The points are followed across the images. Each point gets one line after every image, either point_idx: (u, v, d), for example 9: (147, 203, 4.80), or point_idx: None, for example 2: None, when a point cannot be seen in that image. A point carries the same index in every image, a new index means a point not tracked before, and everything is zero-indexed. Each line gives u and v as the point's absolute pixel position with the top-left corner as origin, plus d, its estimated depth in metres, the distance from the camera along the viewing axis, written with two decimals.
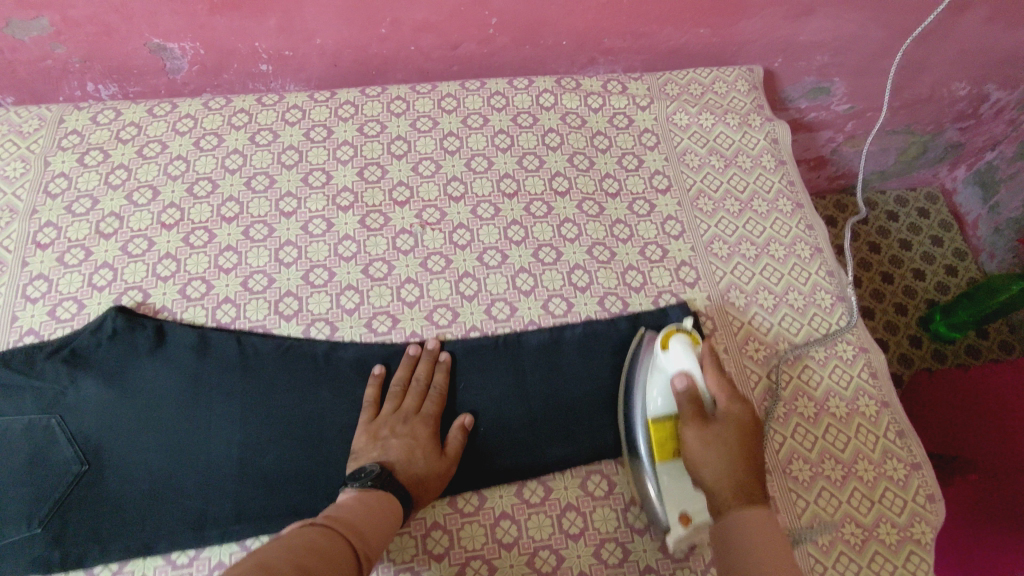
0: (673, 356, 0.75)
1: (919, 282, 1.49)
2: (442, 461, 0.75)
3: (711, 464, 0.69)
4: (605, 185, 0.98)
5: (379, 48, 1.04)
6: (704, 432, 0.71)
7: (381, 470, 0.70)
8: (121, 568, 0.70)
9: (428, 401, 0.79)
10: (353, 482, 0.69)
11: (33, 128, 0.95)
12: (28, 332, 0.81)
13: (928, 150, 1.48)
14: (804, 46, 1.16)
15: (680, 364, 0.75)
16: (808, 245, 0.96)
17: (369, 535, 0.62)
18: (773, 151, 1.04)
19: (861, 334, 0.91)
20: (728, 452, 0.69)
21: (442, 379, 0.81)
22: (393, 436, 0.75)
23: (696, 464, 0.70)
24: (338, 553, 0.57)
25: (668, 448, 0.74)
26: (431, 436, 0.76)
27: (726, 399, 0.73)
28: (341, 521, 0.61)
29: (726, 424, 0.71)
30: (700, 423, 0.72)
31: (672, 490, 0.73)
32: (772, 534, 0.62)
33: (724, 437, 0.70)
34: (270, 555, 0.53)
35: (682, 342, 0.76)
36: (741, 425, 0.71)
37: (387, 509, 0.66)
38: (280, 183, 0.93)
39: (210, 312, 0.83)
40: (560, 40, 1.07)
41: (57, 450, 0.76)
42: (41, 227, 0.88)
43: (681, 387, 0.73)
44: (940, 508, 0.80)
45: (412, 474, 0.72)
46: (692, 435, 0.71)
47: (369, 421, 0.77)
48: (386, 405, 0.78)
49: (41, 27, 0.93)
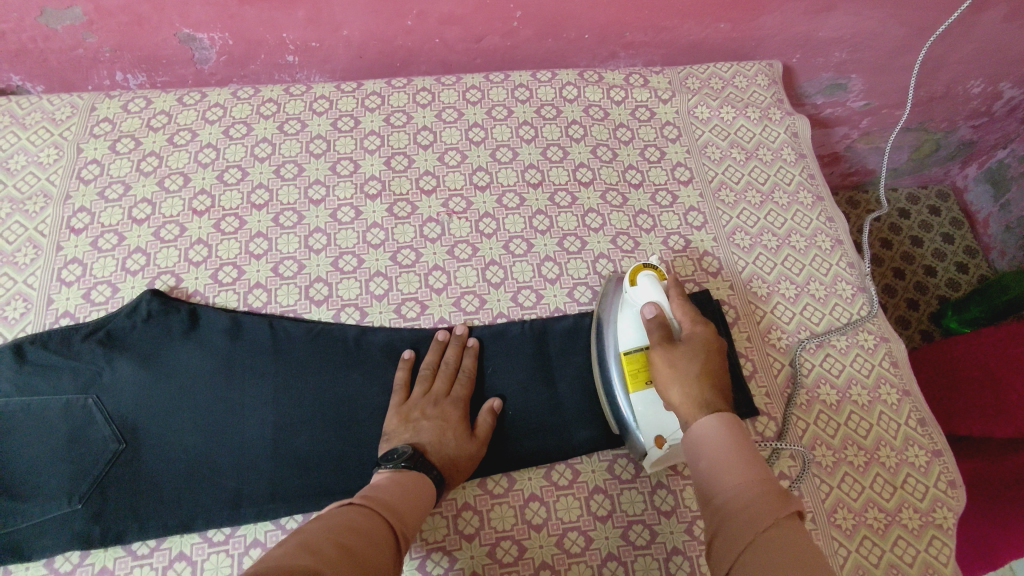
0: (641, 289, 0.77)
1: (930, 278, 1.50)
2: (471, 442, 0.76)
3: (678, 382, 0.67)
4: (628, 176, 0.99)
5: (404, 40, 1.06)
6: (670, 355, 0.69)
7: (412, 452, 0.71)
8: (158, 544, 0.71)
9: (458, 384, 0.80)
10: (386, 464, 0.70)
11: (66, 115, 0.96)
12: (63, 314, 0.82)
13: (940, 147, 1.49)
14: (823, 42, 1.17)
15: (647, 295, 0.76)
16: (828, 237, 0.98)
17: (403, 512, 0.62)
18: (794, 144, 1.05)
19: (882, 324, 0.92)
20: (694, 371, 0.67)
21: (470, 363, 0.82)
22: (424, 417, 0.76)
23: (664, 384, 0.68)
24: (377, 531, 0.57)
25: (639, 376, 0.75)
26: (462, 419, 0.77)
27: (691, 322, 0.73)
28: (376, 499, 0.61)
29: (692, 344, 0.70)
30: (667, 345, 0.70)
31: (647, 416, 0.73)
32: (740, 437, 0.61)
33: (689, 356, 0.69)
34: (308, 532, 0.53)
35: (649, 277, 0.78)
36: (705, 345, 0.70)
37: (419, 489, 0.67)
38: (309, 172, 0.94)
39: (241, 296, 0.85)
40: (582, 34, 1.09)
41: (96, 429, 0.77)
42: (74, 212, 0.89)
43: (650, 314, 0.73)
44: (961, 494, 0.81)
45: (443, 456, 0.73)
46: (659, 358, 0.69)
47: (399, 404, 0.78)
48: (416, 388, 0.79)
49: (74, 16, 0.95)
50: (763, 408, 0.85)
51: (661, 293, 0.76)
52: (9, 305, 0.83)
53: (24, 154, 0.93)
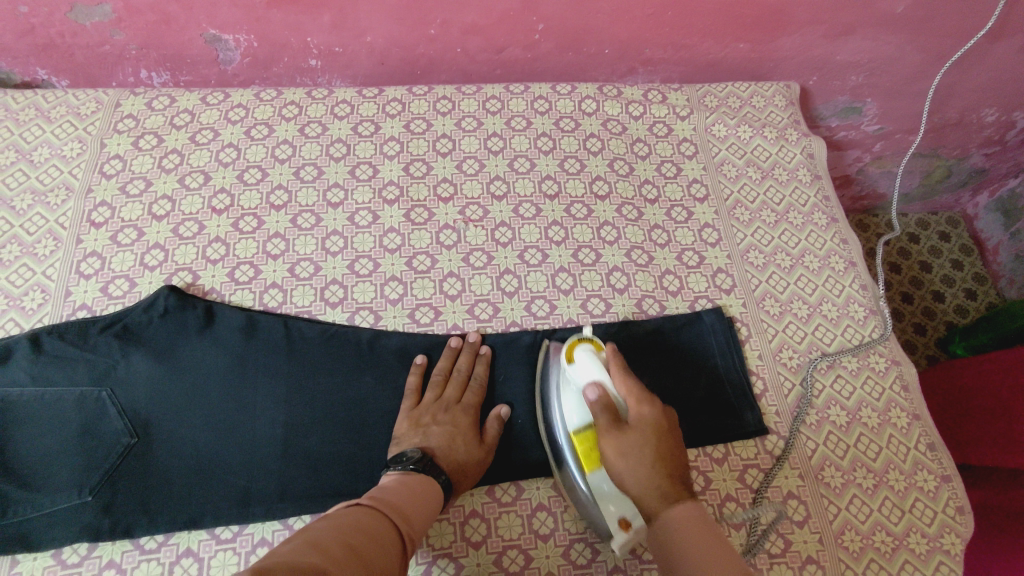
0: (580, 367, 0.74)
1: (939, 304, 1.50)
2: (479, 449, 0.76)
3: (634, 477, 0.64)
4: (644, 191, 1.00)
5: (426, 48, 1.07)
6: (620, 443, 0.66)
7: (422, 455, 0.71)
8: (166, 539, 0.72)
9: (469, 392, 0.80)
10: (396, 466, 0.70)
11: (91, 110, 0.97)
12: (81, 306, 0.83)
13: (952, 174, 1.50)
14: (840, 65, 1.18)
15: (588, 375, 0.73)
16: (842, 259, 0.98)
17: (409, 514, 0.62)
18: (809, 165, 1.06)
19: (893, 347, 0.93)
20: (646, 458, 0.64)
21: (482, 371, 0.82)
22: (434, 422, 0.77)
23: (621, 477, 0.65)
24: (383, 533, 0.57)
25: (593, 457, 0.71)
26: (472, 426, 0.78)
27: (637, 400, 0.69)
28: (384, 501, 0.61)
29: (640, 430, 0.66)
30: (616, 435, 0.66)
31: (609, 497, 0.70)
32: (702, 526, 0.59)
33: (640, 444, 0.65)
34: (315, 530, 0.53)
35: (586, 352, 0.75)
36: (655, 427, 0.67)
37: (427, 493, 0.67)
38: (328, 175, 0.95)
39: (257, 296, 0.85)
40: (602, 49, 1.10)
41: (108, 421, 0.77)
42: (95, 206, 0.90)
43: (594, 397, 0.69)
44: (969, 521, 0.80)
45: (453, 461, 0.73)
46: (610, 449, 0.66)
47: (410, 409, 0.78)
48: (428, 393, 0.80)
49: (104, 13, 0.96)
50: (773, 427, 0.85)
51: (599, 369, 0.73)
52: (28, 295, 0.83)
53: (48, 147, 0.94)
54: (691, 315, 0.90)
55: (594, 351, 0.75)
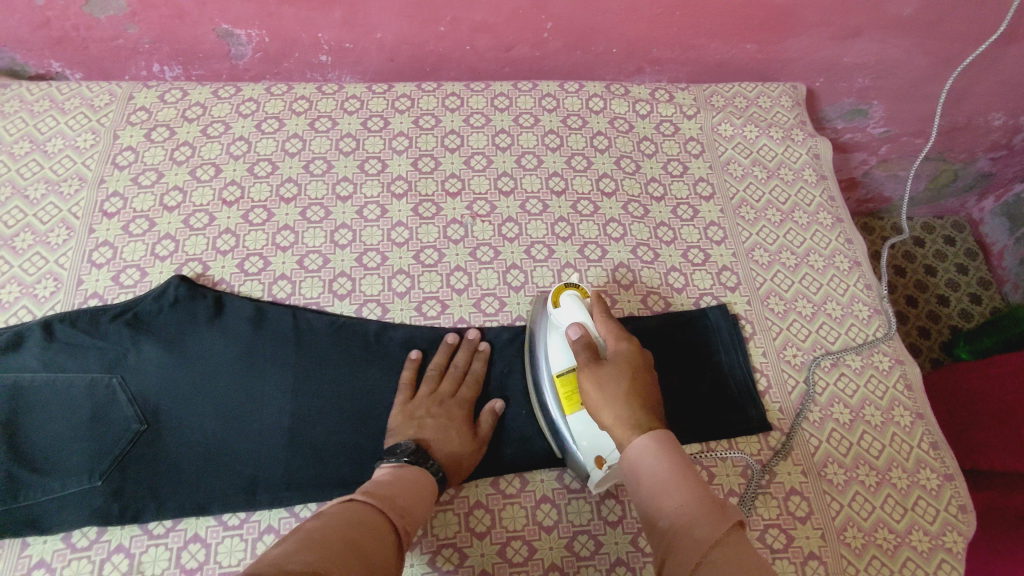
0: (565, 311, 0.76)
1: (943, 307, 1.50)
2: (472, 443, 0.77)
3: (609, 406, 0.64)
4: (650, 189, 1.01)
5: (436, 46, 1.08)
6: (597, 376, 0.67)
7: (417, 447, 0.72)
8: (174, 525, 0.72)
9: (464, 386, 0.81)
10: (390, 459, 0.71)
11: (104, 102, 0.98)
12: (92, 295, 0.84)
13: (958, 178, 1.50)
14: (847, 67, 1.18)
15: (572, 317, 0.75)
16: (846, 258, 0.99)
17: (406, 508, 0.62)
18: (815, 166, 1.06)
19: (897, 347, 0.93)
20: (621, 390, 0.65)
21: (479, 368, 0.83)
22: (428, 416, 0.77)
23: (596, 409, 0.66)
24: (381, 527, 0.57)
25: (574, 398, 0.75)
26: (465, 420, 0.78)
27: (615, 339, 0.71)
28: (381, 496, 0.61)
29: (617, 365, 0.68)
30: (593, 369, 0.68)
31: (587, 437, 0.73)
32: (673, 453, 0.59)
33: (616, 376, 0.66)
34: (308, 528, 0.53)
35: (572, 297, 0.77)
36: (631, 364, 0.68)
37: (423, 487, 0.67)
38: (337, 169, 0.96)
39: (266, 287, 0.86)
40: (610, 48, 1.10)
41: (118, 408, 0.78)
42: (108, 196, 0.91)
43: (576, 335, 0.72)
44: (972, 519, 0.81)
45: (447, 455, 0.74)
46: (587, 381, 0.67)
47: (405, 402, 0.79)
48: (424, 387, 0.80)
49: (118, 7, 0.97)
50: (776, 424, 0.85)
51: (583, 313, 0.75)
52: (40, 283, 0.84)
53: (62, 138, 0.95)
54: (696, 312, 0.91)
55: (580, 298, 0.78)
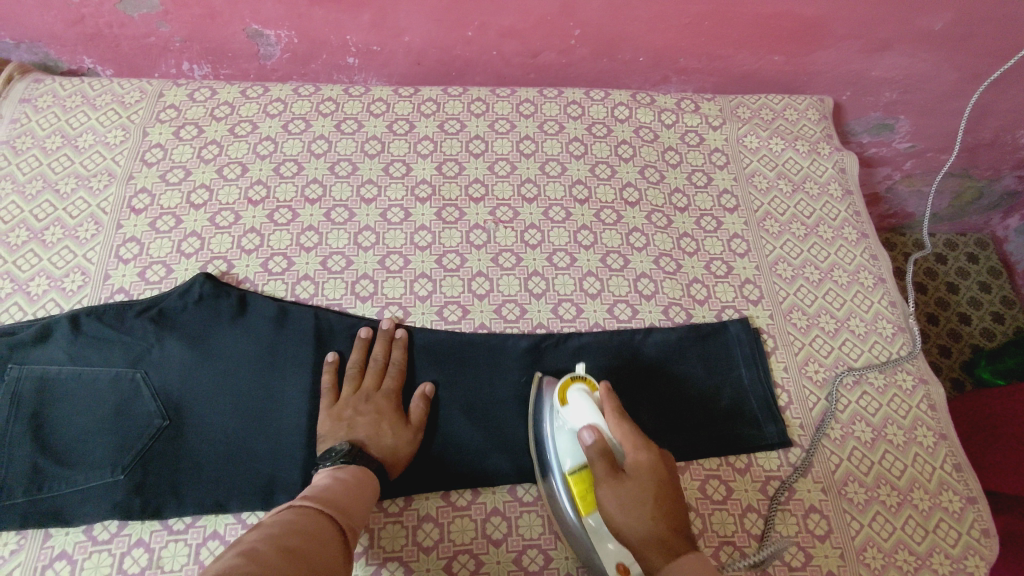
0: (574, 405, 0.72)
1: (965, 326, 1.49)
2: (408, 433, 0.78)
3: (634, 527, 0.63)
4: (673, 199, 1.00)
5: (463, 50, 1.08)
6: (618, 491, 0.65)
7: (349, 449, 0.72)
8: (193, 521, 0.73)
9: (387, 378, 0.81)
10: (324, 463, 0.71)
11: (135, 99, 1.00)
12: (119, 290, 0.84)
13: (983, 196, 1.48)
14: (874, 81, 1.17)
15: (581, 414, 0.71)
16: (871, 275, 0.98)
17: (344, 506, 0.62)
18: (841, 180, 1.06)
19: (921, 366, 0.92)
20: (646, 507, 0.63)
21: (400, 355, 0.83)
22: (357, 415, 0.77)
23: (620, 528, 0.64)
24: (319, 526, 0.57)
25: (589, 499, 0.70)
26: (395, 410, 0.79)
27: (635, 446, 0.67)
28: (315, 498, 0.61)
29: (639, 477, 0.65)
30: (614, 484, 0.65)
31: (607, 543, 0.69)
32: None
33: (638, 494, 0.64)
34: (248, 543, 0.52)
35: (580, 391, 0.73)
36: (653, 475, 0.65)
37: (361, 483, 0.67)
38: (362, 171, 0.96)
39: (290, 287, 0.87)
40: (637, 56, 1.10)
41: (141, 403, 0.79)
42: (136, 193, 0.92)
43: (590, 440, 0.67)
44: (994, 544, 0.79)
45: (381, 449, 0.75)
46: (608, 497, 0.65)
47: (330, 406, 0.78)
48: (345, 387, 0.80)
49: (152, 5, 0.98)
50: (796, 440, 0.84)
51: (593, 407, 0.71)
52: (68, 277, 0.85)
53: (93, 133, 0.96)
54: (718, 325, 0.90)
55: (588, 390, 0.74)
